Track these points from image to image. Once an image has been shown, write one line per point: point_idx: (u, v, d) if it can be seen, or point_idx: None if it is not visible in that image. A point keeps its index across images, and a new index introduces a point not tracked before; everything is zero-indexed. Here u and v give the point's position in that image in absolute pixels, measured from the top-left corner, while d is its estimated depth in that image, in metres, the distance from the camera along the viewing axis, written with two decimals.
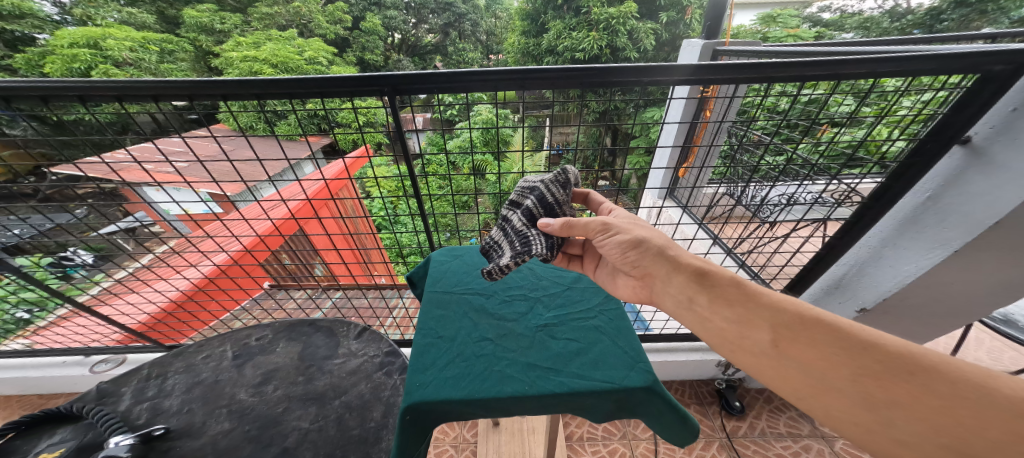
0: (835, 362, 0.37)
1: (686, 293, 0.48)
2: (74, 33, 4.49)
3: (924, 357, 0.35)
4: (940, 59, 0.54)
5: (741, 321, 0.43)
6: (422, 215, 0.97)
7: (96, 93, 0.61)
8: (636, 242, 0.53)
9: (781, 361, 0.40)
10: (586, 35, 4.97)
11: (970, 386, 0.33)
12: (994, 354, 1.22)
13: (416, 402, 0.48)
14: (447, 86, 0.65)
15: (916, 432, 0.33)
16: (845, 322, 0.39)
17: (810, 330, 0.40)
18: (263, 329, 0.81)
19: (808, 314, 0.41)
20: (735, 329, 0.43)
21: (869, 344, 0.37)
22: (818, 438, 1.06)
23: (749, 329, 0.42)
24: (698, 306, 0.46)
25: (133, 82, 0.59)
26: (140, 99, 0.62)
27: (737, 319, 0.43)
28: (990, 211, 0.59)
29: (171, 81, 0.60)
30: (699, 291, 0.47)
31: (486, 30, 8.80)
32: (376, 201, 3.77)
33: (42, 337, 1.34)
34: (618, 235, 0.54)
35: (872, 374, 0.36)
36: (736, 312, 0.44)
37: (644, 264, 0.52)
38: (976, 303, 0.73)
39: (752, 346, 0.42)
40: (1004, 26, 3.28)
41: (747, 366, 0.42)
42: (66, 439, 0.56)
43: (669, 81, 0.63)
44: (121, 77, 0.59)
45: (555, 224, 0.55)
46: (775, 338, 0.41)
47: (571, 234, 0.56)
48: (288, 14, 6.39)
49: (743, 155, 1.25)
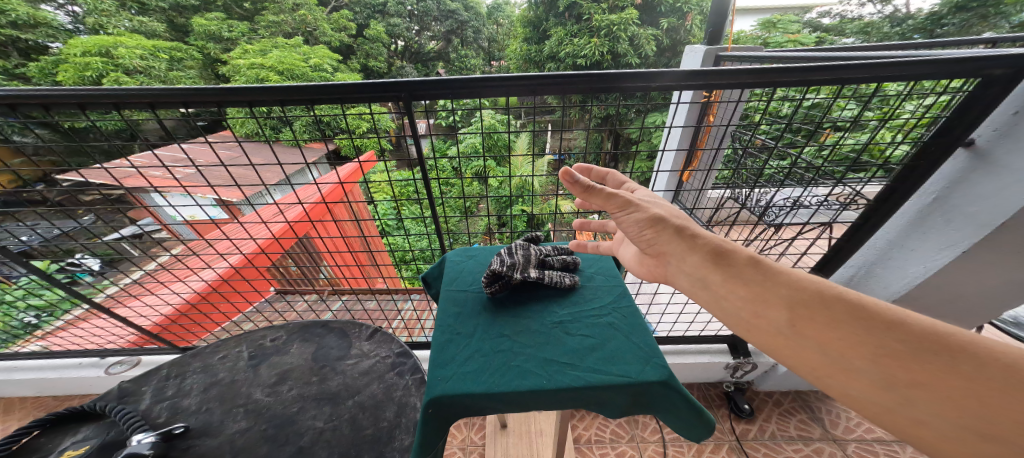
0: (856, 342, 0.35)
1: (700, 273, 0.45)
2: (87, 42, 4.56)
3: (951, 337, 0.33)
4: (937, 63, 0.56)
5: (756, 300, 0.41)
6: (432, 218, 0.98)
7: (129, 101, 0.64)
8: (655, 222, 0.50)
9: (797, 340, 0.38)
10: (587, 41, 5.04)
11: (996, 367, 0.31)
12: None
13: (436, 396, 0.50)
14: (461, 92, 0.67)
15: (937, 413, 0.32)
16: (868, 301, 0.37)
17: (831, 308, 0.38)
18: (277, 330, 0.83)
19: (829, 291, 0.39)
20: (749, 309, 0.41)
21: (892, 323, 0.35)
22: (829, 441, 1.05)
23: (765, 308, 0.40)
24: (711, 285, 0.44)
25: (165, 90, 0.61)
26: (171, 105, 0.65)
27: (751, 298, 0.41)
28: (998, 208, 0.60)
29: (200, 88, 0.62)
30: (714, 272, 0.44)
31: (488, 37, 8.96)
32: (381, 205, 3.80)
33: (59, 340, 1.36)
34: (636, 214, 0.51)
35: (896, 354, 0.34)
36: (750, 290, 0.42)
37: (656, 242, 0.50)
38: (984, 305, 0.74)
39: (768, 324, 0.40)
40: (1006, 30, 3.19)
41: (762, 346, 0.40)
42: (90, 437, 0.58)
43: (672, 86, 0.65)
44: (152, 85, 0.60)
45: (578, 179, 0.51)
46: (792, 317, 0.39)
47: (590, 197, 0.52)
48: (293, 22, 6.49)
49: (748, 159, 1.26)
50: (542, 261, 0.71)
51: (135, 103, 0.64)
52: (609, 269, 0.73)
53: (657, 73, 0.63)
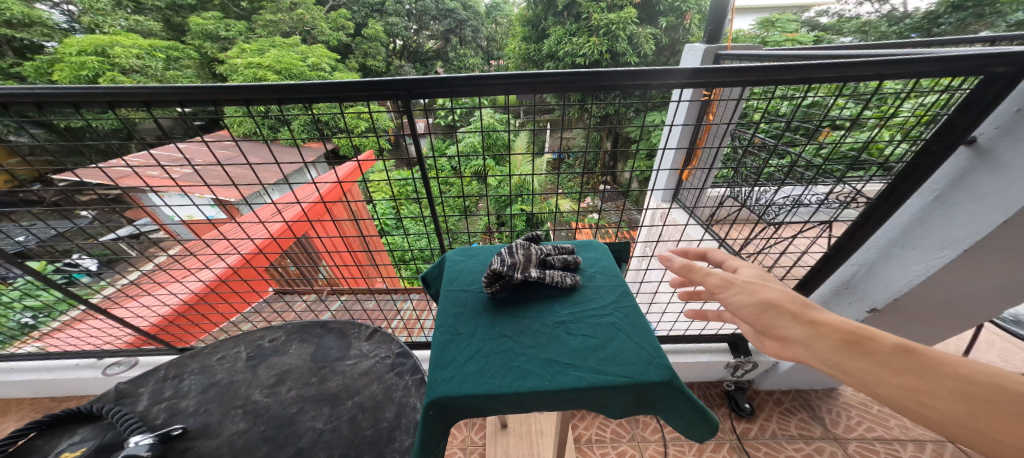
0: None
1: (837, 357, 0.36)
2: (83, 41, 4.52)
3: None
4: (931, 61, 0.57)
5: (924, 393, 0.32)
6: (432, 218, 0.98)
7: (124, 99, 0.63)
8: (764, 301, 0.42)
9: (998, 442, 0.30)
10: (586, 40, 5.03)
11: None
12: (1006, 356, 1.26)
13: (436, 397, 0.49)
14: (459, 90, 0.66)
15: None
16: None
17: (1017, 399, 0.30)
18: (276, 330, 0.82)
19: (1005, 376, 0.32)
20: (921, 405, 0.32)
21: None
22: (830, 440, 1.05)
23: (939, 402, 0.32)
24: (857, 372, 0.35)
25: (161, 88, 0.60)
26: (166, 103, 0.64)
27: (916, 390, 0.33)
28: (999, 207, 0.59)
29: (197, 86, 0.61)
30: (856, 355, 0.35)
31: (487, 36, 8.93)
32: (380, 205, 3.79)
33: (56, 341, 1.35)
34: (740, 293, 0.44)
35: None
36: (910, 380, 0.33)
37: (767, 321, 0.41)
38: (985, 304, 0.74)
39: (954, 426, 0.31)
40: (1002, 29, 3.19)
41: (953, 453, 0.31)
42: (87, 438, 0.58)
43: (675, 84, 0.64)
44: (147, 83, 0.60)
45: (676, 260, 0.50)
46: (973, 412, 0.31)
47: (690, 276, 0.49)
48: (291, 21, 6.46)
49: (748, 158, 1.26)
50: (543, 261, 0.71)
51: (130, 101, 0.64)
52: (610, 268, 0.73)
53: (666, 71, 0.62)
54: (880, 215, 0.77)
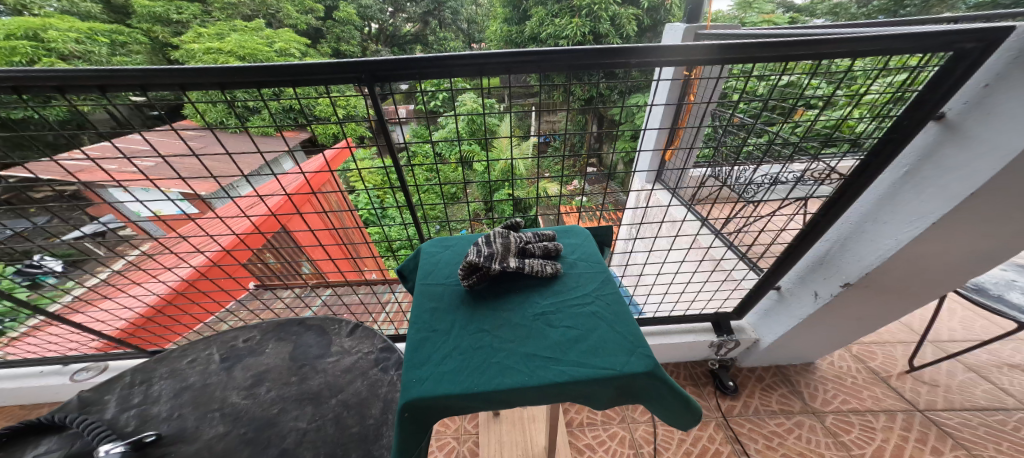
0: None
1: None
2: (9, 24, 4.06)
3: None
4: (892, 38, 0.58)
5: None
6: (411, 208, 0.93)
7: (31, 84, 0.57)
8: None
9: None
10: (569, 21, 4.90)
11: None
12: (966, 323, 1.37)
13: (413, 399, 0.48)
14: (429, 71, 0.63)
15: None
16: None
17: None
18: (251, 330, 0.78)
19: None
20: None
21: None
22: (809, 413, 1.11)
23: None
24: None
25: (74, 71, 0.55)
26: (85, 89, 0.58)
27: None
28: (967, 180, 0.61)
29: (118, 69, 0.55)
30: None
31: (468, 18, 8.62)
32: (362, 195, 3.67)
33: (18, 348, 1.27)
34: None
35: None
36: None
37: None
38: (952, 275, 0.77)
39: None
40: (961, 12, 3.27)
41: None
42: (52, 449, 0.54)
43: (658, 63, 0.63)
44: (57, 66, 0.54)
45: None
46: None
47: None
48: (253, 4, 6.00)
49: (728, 138, 1.27)
50: (523, 249, 0.69)
51: (41, 86, 0.57)
52: (591, 255, 0.72)
53: (663, 48, 0.60)
54: (854, 191, 0.79)
